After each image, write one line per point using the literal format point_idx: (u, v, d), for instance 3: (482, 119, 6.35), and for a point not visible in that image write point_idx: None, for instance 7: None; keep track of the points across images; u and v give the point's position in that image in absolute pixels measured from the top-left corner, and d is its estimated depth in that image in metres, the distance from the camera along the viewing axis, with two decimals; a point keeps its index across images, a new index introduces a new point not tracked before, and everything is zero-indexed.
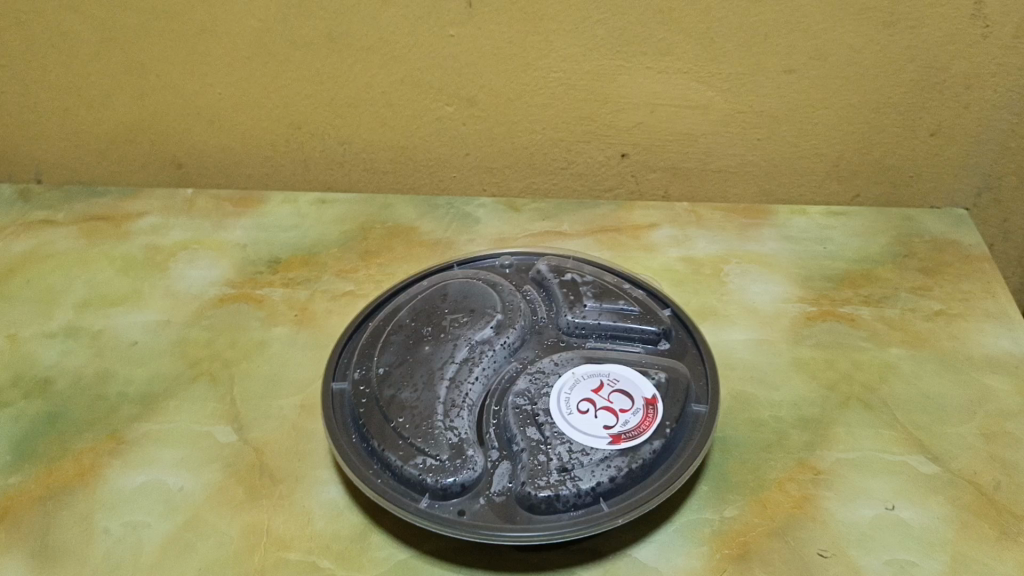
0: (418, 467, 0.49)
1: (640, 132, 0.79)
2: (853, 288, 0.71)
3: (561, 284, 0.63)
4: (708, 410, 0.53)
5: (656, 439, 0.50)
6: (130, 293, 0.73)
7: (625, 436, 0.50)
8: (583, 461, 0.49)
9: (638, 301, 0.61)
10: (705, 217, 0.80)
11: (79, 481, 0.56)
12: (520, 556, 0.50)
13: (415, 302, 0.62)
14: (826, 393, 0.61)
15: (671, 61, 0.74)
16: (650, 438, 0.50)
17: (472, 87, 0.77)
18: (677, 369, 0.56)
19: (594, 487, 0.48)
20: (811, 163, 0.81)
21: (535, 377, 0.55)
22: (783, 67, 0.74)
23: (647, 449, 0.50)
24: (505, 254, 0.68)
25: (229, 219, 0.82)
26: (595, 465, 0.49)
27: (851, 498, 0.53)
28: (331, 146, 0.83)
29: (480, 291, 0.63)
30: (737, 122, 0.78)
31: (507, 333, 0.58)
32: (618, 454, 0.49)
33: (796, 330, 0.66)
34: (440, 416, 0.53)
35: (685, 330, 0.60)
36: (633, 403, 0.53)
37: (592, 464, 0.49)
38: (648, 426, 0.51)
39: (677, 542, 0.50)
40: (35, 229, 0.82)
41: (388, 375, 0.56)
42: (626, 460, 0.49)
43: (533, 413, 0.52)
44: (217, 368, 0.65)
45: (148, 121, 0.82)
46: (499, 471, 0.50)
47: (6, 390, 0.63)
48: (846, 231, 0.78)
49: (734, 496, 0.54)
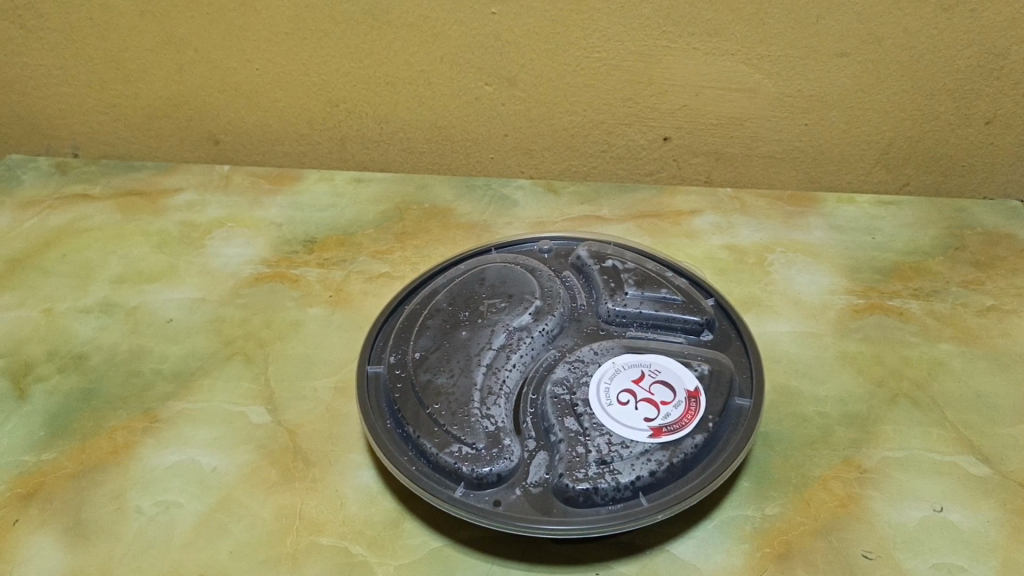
0: (454, 455, 0.48)
1: (683, 115, 0.77)
2: (902, 280, 0.69)
3: (602, 270, 0.62)
4: (753, 404, 0.52)
5: (698, 433, 0.49)
6: (165, 269, 0.73)
7: (666, 429, 0.49)
8: (622, 454, 0.48)
9: (681, 290, 0.60)
10: (749, 204, 0.78)
11: (112, 458, 0.56)
12: (555, 548, 0.49)
13: (453, 286, 0.61)
14: (873, 389, 0.59)
15: (718, 43, 0.72)
16: (692, 432, 0.49)
17: (513, 66, 0.75)
18: (721, 361, 0.54)
19: (633, 481, 0.47)
20: (859, 150, 0.79)
21: (574, 366, 0.54)
22: (835, 50, 0.71)
23: (689, 443, 0.48)
24: (545, 238, 0.66)
25: (265, 197, 0.81)
26: (635, 458, 0.48)
27: (898, 498, 0.52)
28: (368, 124, 0.81)
29: (519, 276, 0.61)
30: (785, 106, 0.76)
31: (546, 320, 0.57)
32: (659, 448, 0.48)
33: (843, 323, 0.65)
34: (477, 403, 0.51)
35: (728, 321, 0.58)
36: (675, 395, 0.51)
37: (632, 457, 0.48)
38: (691, 419, 0.50)
39: (717, 538, 0.49)
40: (73, 202, 0.81)
41: (424, 359, 0.55)
42: (667, 454, 0.48)
43: (572, 403, 0.51)
44: (251, 347, 0.64)
45: (186, 96, 0.82)
46: (536, 461, 0.49)
47: (42, 364, 0.63)
48: (896, 221, 0.76)
49: (776, 492, 0.52)
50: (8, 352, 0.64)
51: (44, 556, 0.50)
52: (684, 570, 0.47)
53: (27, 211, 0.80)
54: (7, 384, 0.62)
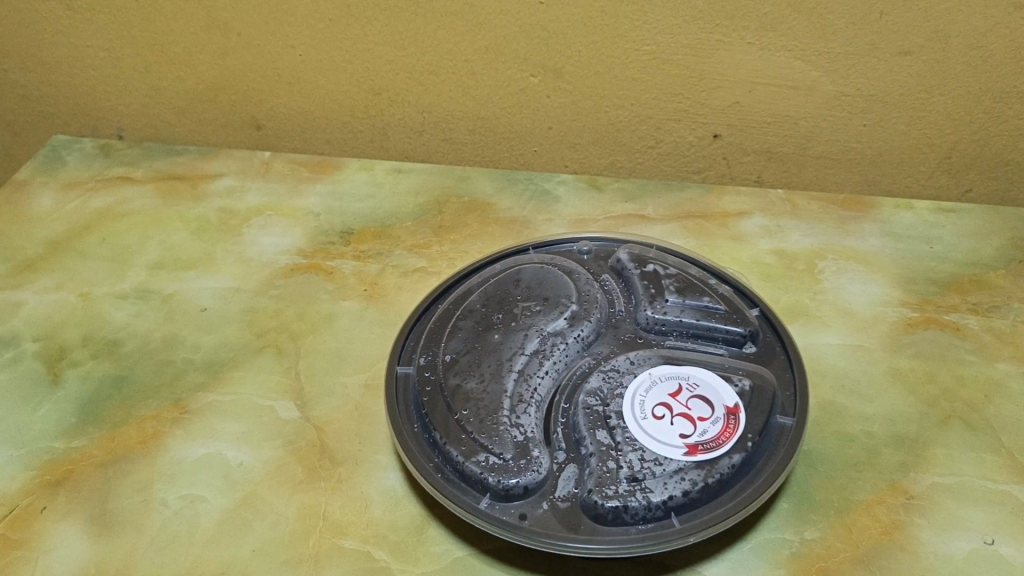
0: (480, 465, 0.47)
1: (735, 112, 0.74)
2: (961, 294, 0.65)
3: (642, 275, 0.60)
4: (795, 423, 0.49)
5: (736, 453, 0.47)
6: (202, 257, 0.73)
7: (702, 447, 0.47)
8: (655, 471, 0.46)
9: (725, 299, 0.57)
10: (801, 206, 0.75)
11: (140, 448, 0.55)
12: (582, 564, 0.47)
13: (487, 287, 0.60)
14: (924, 409, 0.56)
15: (774, 38, 0.69)
16: (730, 451, 0.47)
17: (559, 57, 0.73)
18: (763, 375, 0.52)
19: (665, 501, 0.45)
20: (920, 154, 0.75)
21: (608, 376, 0.52)
22: (898, 48, 0.68)
23: (725, 463, 0.46)
24: (585, 238, 0.64)
25: (304, 185, 0.80)
26: (668, 477, 0.46)
27: (946, 528, 0.49)
28: (411, 113, 0.80)
29: (555, 278, 0.60)
30: (842, 106, 0.73)
31: (582, 326, 0.55)
32: (694, 467, 0.46)
33: (895, 338, 0.62)
34: (506, 411, 0.50)
35: (773, 333, 0.55)
36: (713, 411, 0.49)
37: (665, 475, 0.46)
38: (729, 438, 0.48)
39: (751, 562, 0.47)
40: (115, 185, 0.82)
41: (454, 362, 0.54)
42: (702, 474, 0.46)
43: (604, 416, 0.49)
44: (283, 340, 0.63)
45: (229, 80, 0.81)
46: (565, 474, 0.47)
47: (77, 349, 0.63)
48: (957, 229, 0.72)
49: (817, 516, 0.50)
50: (44, 335, 0.65)
51: (69, 546, 0.50)
52: None
53: (70, 193, 0.80)
54: (41, 368, 0.62)
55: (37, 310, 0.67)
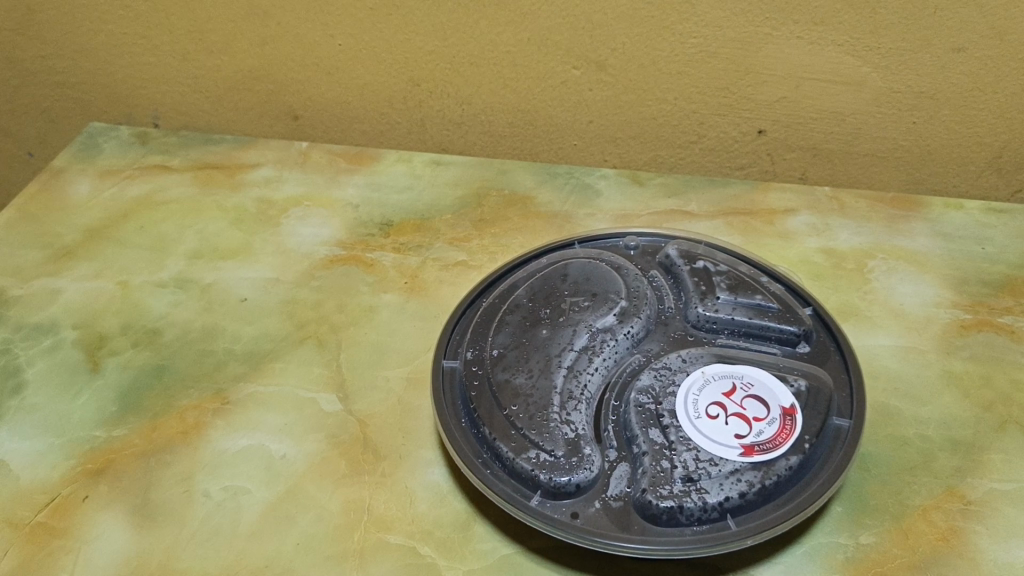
0: (531, 462, 0.46)
1: (781, 108, 0.73)
2: (1014, 296, 0.64)
3: (692, 271, 0.59)
4: (852, 425, 0.48)
5: (793, 454, 0.46)
6: (241, 247, 0.72)
7: (758, 448, 0.46)
8: (711, 472, 0.45)
9: (777, 297, 0.56)
10: (848, 205, 0.73)
11: (182, 438, 0.55)
12: (632, 565, 0.46)
13: (533, 281, 0.59)
14: (980, 413, 0.55)
15: (824, 32, 0.68)
16: (787, 452, 0.46)
17: (603, 50, 0.72)
18: (819, 377, 0.51)
19: (722, 502, 0.44)
20: (970, 153, 0.74)
21: (660, 374, 0.51)
22: (951, 44, 0.67)
23: (783, 464, 0.45)
24: (631, 234, 0.63)
25: (342, 176, 0.80)
26: (724, 478, 0.45)
27: (1006, 536, 0.48)
28: (450, 105, 0.79)
29: (603, 273, 0.59)
30: (891, 103, 0.71)
31: (631, 323, 0.55)
32: (751, 468, 0.45)
33: (948, 340, 0.60)
34: (557, 407, 0.49)
35: (827, 333, 0.54)
36: (769, 412, 0.48)
37: (721, 476, 0.45)
38: (786, 439, 0.47)
39: (806, 566, 0.46)
40: (152, 173, 0.81)
41: (502, 357, 0.53)
42: (759, 476, 0.45)
43: (657, 414, 0.48)
44: (324, 331, 0.63)
45: (267, 70, 0.80)
46: (618, 473, 0.46)
47: (116, 338, 0.63)
48: (1009, 230, 0.70)
49: (872, 521, 0.49)
50: (83, 323, 0.64)
51: (111, 536, 0.49)
52: None
53: (106, 180, 0.80)
54: (81, 356, 0.61)
55: (75, 298, 0.67)
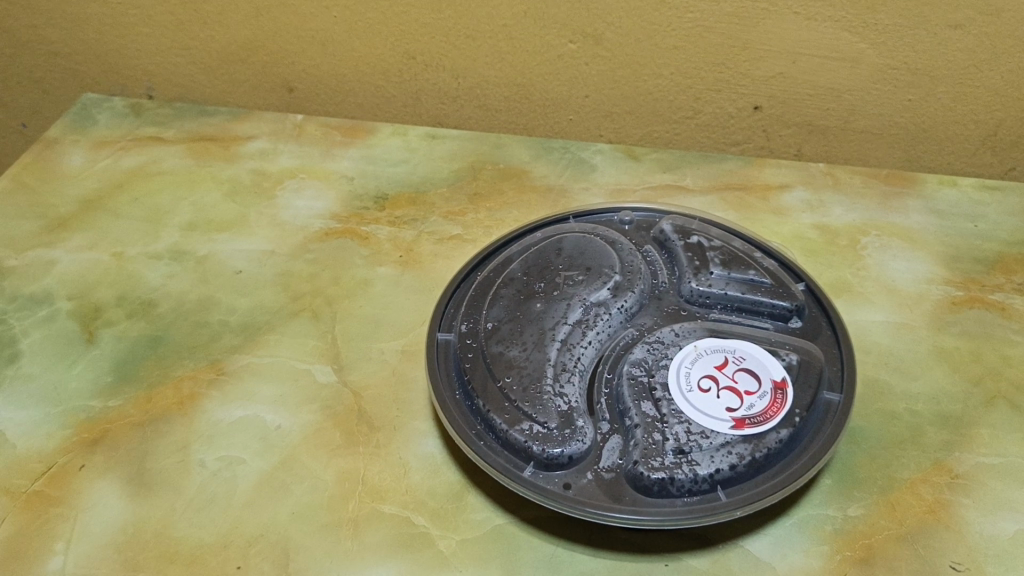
0: (524, 433, 0.47)
1: (777, 84, 0.73)
2: (1006, 273, 0.64)
3: (686, 246, 0.59)
4: (843, 400, 0.49)
5: (784, 427, 0.46)
6: (236, 218, 0.72)
7: (749, 421, 0.46)
8: (702, 444, 0.45)
9: (770, 273, 0.57)
10: (843, 181, 0.74)
11: (177, 409, 0.55)
12: (622, 536, 0.47)
13: (528, 255, 0.59)
14: (969, 388, 0.55)
15: (822, 7, 0.67)
16: (778, 425, 0.46)
17: (600, 24, 0.72)
18: (811, 351, 0.51)
19: (712, 474, 0.44)
20: (965, 130, 0.74)
21: (653, 348, 0.51)
22: (949, 21, 0.67)
23: (773, 437, 0.46)
24: (626, 208, 0.63)
25: (337, 149, 0.79)
26: (715, 451, 0.45)
27: (992, 509, 0.48)
28: (446, 78, 0.79)
29: (598, 248, 0.59)
30: (887, 79, 0.71)
31: (625, 297, 0.55)
32: (741, 441, 0.46)
33: (939, 316, 0.61)
34: (550, 380, 0.49)
35: (819, 309, 0.55)
36: (760, 385, 0.49)
37: (711, 449, 0.45)
38: (776, 412, 0.47)
39: (795, 538, 0.47)
40: (146, 145, 0.81)
41: (496, 330, 0.53)
42: (749, 449, 0.45)
43: (649, 387, 0.49)
44: (319, 304, 0.63)
45: (262, 42, 0.80)
46: (610, 445, 0.47)
47: (111, 308, 0.63)
48: (1002, 207, 0.71)
49: (860, 493, 0.49)
50: (78, 294, 0.64)
51: (107, 505, 0.49)
52: (759, 569, 0.45)
53: (100, 151, 0.80)
54: (76, 326, 0.61)
55: (70, 269, 0.67)
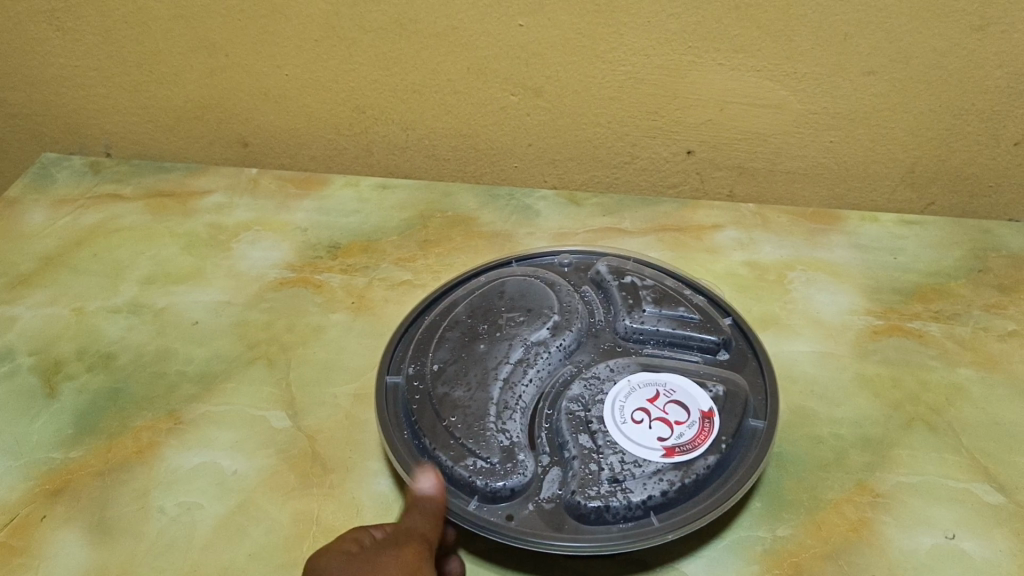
0: (468, 468, 0.49)
1: (708, 130, 0.77)
2: (924, 303, 0.69)
3: (620, 286, 0.63)
4: (767, 426, 0.52)
5: (711, 454, 0.49)
6: (193, 271, 0.74)
7: (679, 449, 0.49)
8: (634, 473, 0.48)
9: (699, 309, 0.60)
10: (772, 220, 0.78)
11: (137, 458, 0.57)
12: (565, 564, 0.49)
13: (472, 299, 0.62)
14: (890, 413, 0.59)
15: (745, 58, 0.72)
16: (705, 452, 0.49)
17: (539, 77, 0.76)
18: (736, 382, 0.54)
19: (645, 500, 0.47)
20: (886, 169, 0.79)
21: (590, 383, 0.55)
22: (862, 68, 0.71)
23: (701, 464, 0.49)
24: (565, 252, 0.67)
25: (291, 201, 0.83)
26: (647, 478, 0.48)
27: (911, 525, 0.52)
28: (394, 131, 0.82)
29: (538, 290, 0.62)
30: (810, 123, 0.76)
31: (564, 336, 0.58)
32: (672, 468, 0.48)
33: (862, 345, 0.65)
34: (492, 417, 0.52)
35: (745, 342, 0.58)
36: (689, 415, 0.52)
37: (644, 476, 0.48)
38: (704, 440, 0.50)
39: (726, 559, 0.49)
40: (105, 202, 0.83)
41: (441, 371, 0.56)
42: (679, 475, 0.48)
43: (586, 421, 0.52)
44: (274, 351, 0.65)
45: (217, 100, 0.83)
46: (550, 477, 0.49)
47: (72, 362, 0.65)
48: (919, 241, 0.76)
49: (788, 514, 0.52)
50: (39, 349, 0.66)
51: (69, 553, 0.51)
52: None
53: (60, 210, 0.82)
54: (37, 381, 0.63)
55: (31, 325, 0.68)
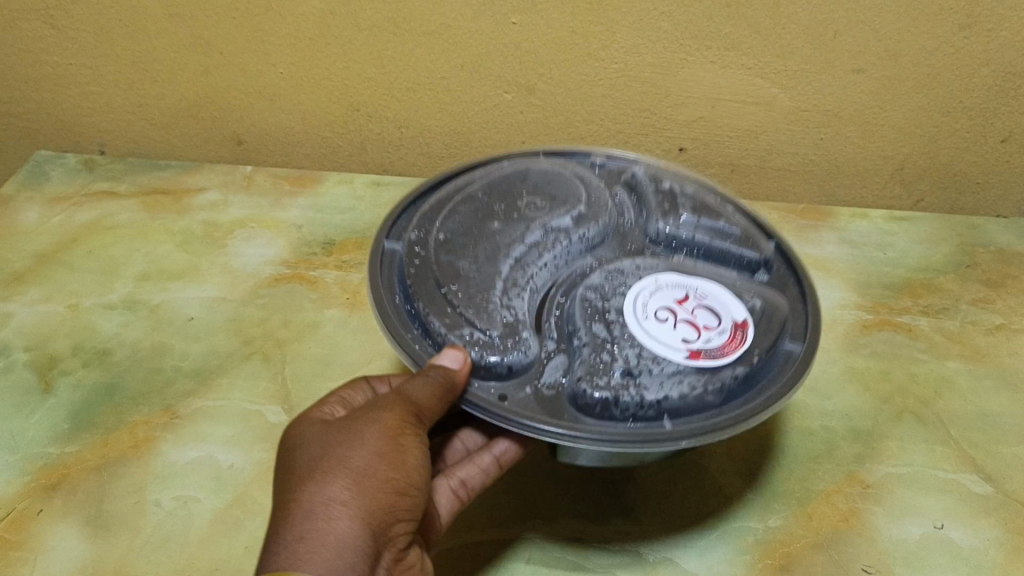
0: (464, 338, 0.46)
1: (700, 127, 0.78)
2: (913, 297, 0.70)
3: (657, 191, 0.59)
4: (803, 350, 0.49)
5: (740, 364, 0.46)
6: (188, 268, 0.75)
7: (704, 354, 0.46)
8: (652, 369, 0.45)
9: (740, 226, 0.57)
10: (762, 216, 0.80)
11: (134, 452, 0.57)
12: (561, 555, 0.50)
13: (492, 178, 0.58)
14: (879, 405, 0.60)
15: (736, 56, 0.72)
16: (733, 362, 0.46)
17: (532, 75, 0.76)
18: (775, 301, 0.51)
19: (659, 400, 0.44)
20: (876, 166, 0.80)
21: (611, 276, 0.51)
22: (852, 66, 0.72)
23: (727, 373, 0.45)
24: (600, 152, 0.64)
25: (286, 199, 0.83)
26: (665, 377, 0.45)
27: (900, 514, 0.52)
28: (389, 129, 0.83)
29: (566, 180, 0.59)
30: (800, 121, 0.77)
31: (587, 227, 0.55)
32: (694, 372, 0.45)
33: (852, 339, 0.65)
34: (498, 292, 0.49)
35: (785, 268, 0.55)
36: (719, 323, 0.48)
37: (662, 375, 0.45)
38: (733, 349, 0.47)
39: (719, 548, 0.50)
40: (99, 200, 0.83)
41: (447, 241, 0.52)
42: (701, 380, 0.45)
43: (603, 310, 0.49)
44: (269, 346, 0.66)
45: (212, 98, 0.83)
46: (553, 363, 0.47)
47: (67, 358, 0.65)
48: (910, 237, 0.77)
49: (780, 505, 0.53)
50: (34, 345, 0.66)
51: (66, 546, 0.51)
52: None
53: (55, 207, 0.82)
54: (33, 377, 0.64)
55: (25, 321, 0.69)
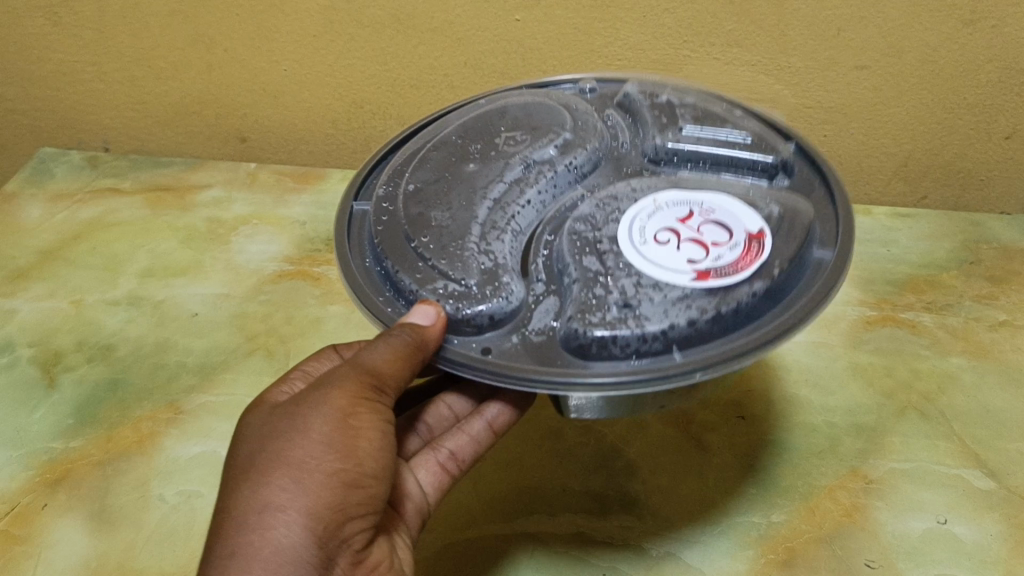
0: (437, 292, 0.41)
1: None
2: (916, 293, 0.70)
3: (652, 106, 0.52)
4: (834, 256, 0.42)
5: (758, 280, 0.40)
6: (191, 264, 0.75)
7: (714, 273, 0.40)
8: (653, 297, 0.39)
9: (753, 130, 0.50)
10: None
11: (137, 447, 0.57)
12: (563, 548, 0.51)
13: (467, 120, 0.52)
14: (882, 400, 0.60)
15: (739, 53, 0.72)
16: (751, 277, 0.40)
17: (535, 72, 0.76)
18: (796, 205, 0.44)
19: (664, 330, 0.38)
20: (879, 162, 0.80)
21: (603, 203, 0.45)
22: (855, 62, 0.72)
23: (744, 290, 0.39)
24: (589, 77, 0.57)
25: (289, 196, 0.83)
26: (671, 304, 0.39)
27: (903, 509, 0.52)
28: (392, 126, 0.83)
29: (548, 109, 0.52)
30: (803, 117, 0.77)
31: (575, 154, 0.48)
32: (704, 294, 0.39)
33: (855, 335, 0.65)
34: (474, 236, 0.44)
35: (807, 168, 0.49)
36: (732, 237, 0.42)
37: (666, 302, 0.39)
38: (749, 263, 0.41)
39: (721, 542, 0.50)
40: (102, 197, 0.84)
41: (418, 191, 0.47)
42: (713, 302, 0.39)
43: (594, 241, 0.43)
44: (273, 342, 0.66)
45: (215, 95, 0.84)
46: (543, 307, 0.42)
47: (71, 354, 0.65)
48: (912, 233, 0.77)
49: (783, 500, 0.53)
50: (38, 341, 0.67)
51: (69, 541, 0.51)
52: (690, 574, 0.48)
53: (58, 205, 0.82)
54: (37, 373, 0.64)
55: (30, 318, 0.69)
